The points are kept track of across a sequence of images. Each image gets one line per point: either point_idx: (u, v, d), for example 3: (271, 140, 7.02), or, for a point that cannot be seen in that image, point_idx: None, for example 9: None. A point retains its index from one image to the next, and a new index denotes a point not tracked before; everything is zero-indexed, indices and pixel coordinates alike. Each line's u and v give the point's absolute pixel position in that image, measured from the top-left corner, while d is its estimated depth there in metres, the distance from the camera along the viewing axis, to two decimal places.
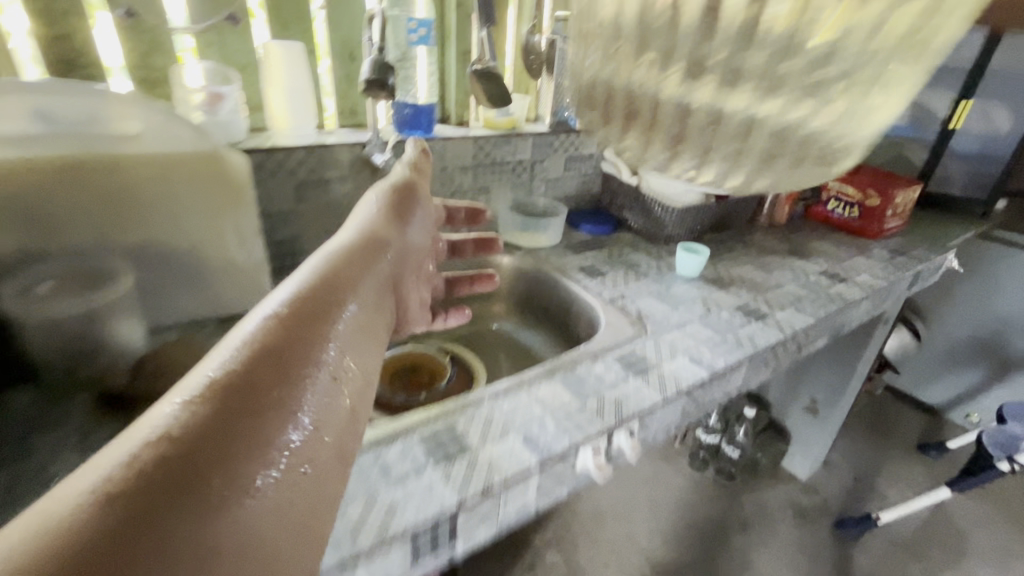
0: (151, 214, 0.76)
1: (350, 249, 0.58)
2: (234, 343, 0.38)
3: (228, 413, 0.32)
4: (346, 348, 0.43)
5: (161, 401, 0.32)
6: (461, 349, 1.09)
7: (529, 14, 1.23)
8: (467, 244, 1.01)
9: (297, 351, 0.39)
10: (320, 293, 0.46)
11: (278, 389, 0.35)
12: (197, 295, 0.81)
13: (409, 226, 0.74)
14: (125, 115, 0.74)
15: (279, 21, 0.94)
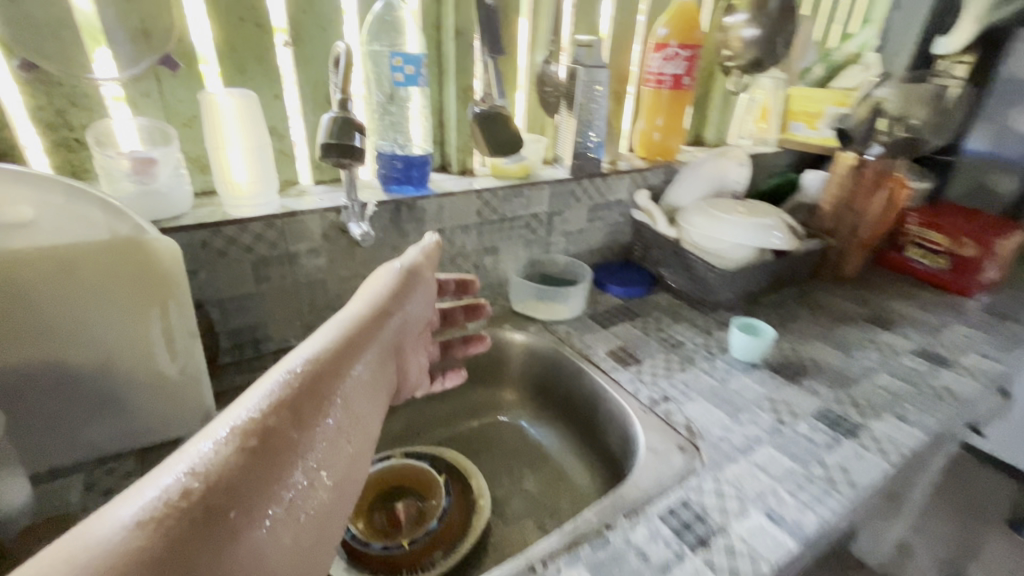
0: (49, 327, 0.58)
1: (362, 314, 0.58)
2: (263, 391, 0.45)
3: (255, 456, 0.39)
4: (342, 428, 0.47)
5: (204, 439, 0.40)
6: (458, 454, 0.85)
7: (545, 41, 1.03)
8: (457, 312, 0.81)
9: (313, 407, 0.45)
10: (330, 371, 0.49)
11: (292, 443, 0.42)
12: (115, 422, 0.64)
13: (415, 294, 0.65)
14: (12, 197, 0.55)
15: (234, 64, 0.76)
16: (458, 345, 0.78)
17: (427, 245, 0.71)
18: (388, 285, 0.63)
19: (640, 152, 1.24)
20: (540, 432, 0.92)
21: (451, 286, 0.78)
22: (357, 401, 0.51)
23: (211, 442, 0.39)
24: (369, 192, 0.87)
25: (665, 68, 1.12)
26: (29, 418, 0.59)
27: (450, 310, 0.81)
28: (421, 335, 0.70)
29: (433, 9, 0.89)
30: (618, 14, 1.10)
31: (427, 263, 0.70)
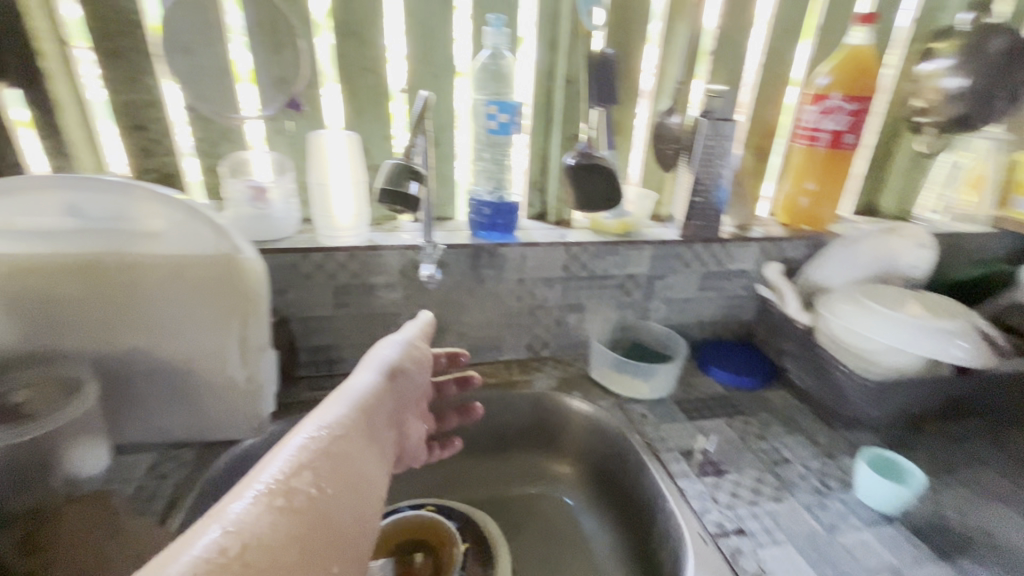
0: (157, 323, 0.69)
1: (374, 379, 0.58)
2: (288, 450, 0.45)
3: (285, 517, 0.40)
4: (361, 487, 0.48)
5: (232, 502, 0.39)
6: (492, 523, 0.77)
7: (671, 90, 0.95)
8: (448, 384, 0.76)
9: (336, 471, 0.46)
10: (349, 431, 0.50)
11: (318, 504, 0.43)
12: (190, 416, 0.73)
13: (422, 360, 0.65)
14: (150, 213, 0.67)
15: (353, 108, 0.84)
16: (453, 418, 0.75)
17: (426, 322, 0.70)
18: (402, 348, 0.64)
19: (781, 217, 1.05)
20: (589, 523, 0.81)
21: (446, 356, 0.76)
22: (373, 460, 0.51)
23: (238, 504, 0.39)
24: (455, 235, 0.87)
25: (824, 124, 0.93)
26: (129, 395, 0.70)
27: (440, 382, 0.76)
28: (419, 405, 0.68)
29: (547, 59, 0.87)
30: (767, 62, 0.97)
31: (425, 337, 0.69)
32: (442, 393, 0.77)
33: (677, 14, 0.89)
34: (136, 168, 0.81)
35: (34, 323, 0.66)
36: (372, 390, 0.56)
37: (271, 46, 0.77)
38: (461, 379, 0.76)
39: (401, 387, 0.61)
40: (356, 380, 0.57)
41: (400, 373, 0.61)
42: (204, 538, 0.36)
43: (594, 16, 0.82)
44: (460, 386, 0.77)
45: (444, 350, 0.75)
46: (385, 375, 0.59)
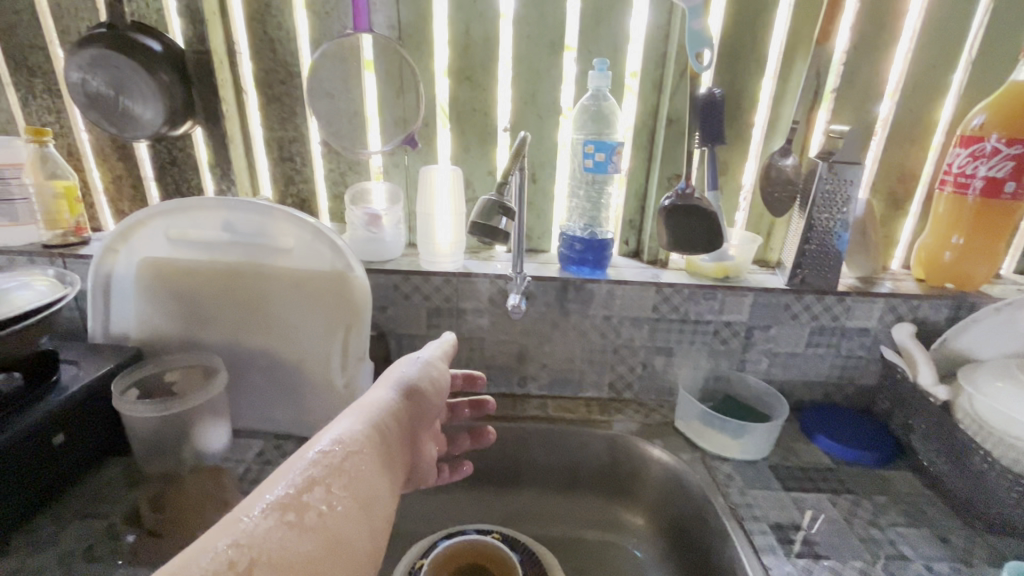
0: (278, 326, 0.80)
1: (386, 398, 0.59)
2: (301, 466, 0.48)
3: (292, 531, 0.42)
4: (369, 505, 0.50)
5: (241, 515, 0.42)
6: (555, 563, 0.75)
7: (787, 128, 0.89)
8: (463, 407, 0.76)
9: (344, 489, 0.48)
10: (361, 447, 0.52)
11: (328, 519, 0.45)
12: (295, 413, 0.81)
13: (443, 379, 0.65)
14: (285, 231, 0.79)
15: (461, 145, 0.91)
16: (465, 441, 0.74)
17: (449, 343, 0.71)
18: (421, 365, 0.64)
19: (917, 272, 0.92)
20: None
21: (463, 378, 0.75)
22: (384, 476, 0.53)
23: (251, 516, 0.42)
24: (545, 267, 0.89)
25: (976, 169, 0.80)
26: (251, 386, 0.81)
27: (454, 405, 0.76)
28: (437, 425, 0.69)
29: (650, 99, 0.87)
30: (904, 100, 0.87)
31: (445, 357, 0.69)
32: (456, 416, 0.77)
33: (797, 51, 0.85)
34: (281, 193, 0.96)
35: (190, 317, 0.81)
36: (387, 409, 0.58)
37: (396, 90, 0.86)
38: (476, 403, 0.76)
39: (420, 405, 0.62)
40: (373, 398, 0.58)
41: (418, 391, 0.61)
42: (214, 550, 0.38)
43: (703, 58, 0.76)
44: (475, 410, 0.77)
45: (461, 372, 0.74)
46: (401, 395, 0.60)
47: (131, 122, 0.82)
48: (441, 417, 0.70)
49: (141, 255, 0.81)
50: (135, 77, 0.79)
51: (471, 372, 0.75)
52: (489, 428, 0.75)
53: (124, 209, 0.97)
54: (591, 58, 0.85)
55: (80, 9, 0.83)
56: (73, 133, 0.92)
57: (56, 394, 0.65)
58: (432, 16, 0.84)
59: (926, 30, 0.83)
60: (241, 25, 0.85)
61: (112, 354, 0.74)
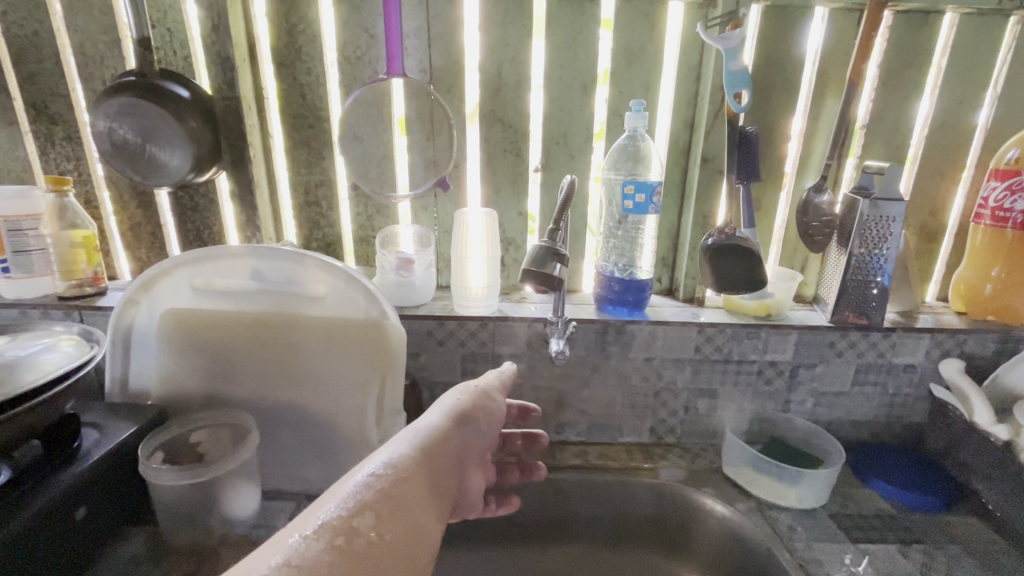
0: (310, 378, 0.76)
1: (439, 424, 0.55)
2: (349, 488, 0.44)
3: (340, 557, 0.38)
4: (420, 538, 0.45)
5: (290, 536, 0.39)
6: None
7: (819, 164, 0.89)
8: (515, 438, 0.74)
9: (393, 516, 0.44)
10: (412, 475, 0.48)
11: (373, 548, 0.40)
12: (326, 471, 0.77)
13: (493, 410, 0.61)
14: (316, 278, 0.76)
15: (492, 186, 0.90)
16: (514, 474, 0.70)
17: (505, 372, 0.66)
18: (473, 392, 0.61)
19: (957, 304, 0.91)
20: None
21: (517, 409, 0.71)
22: (432, 506, 0.48)
23: (299, 538, 0.39)
24: (582, 309, 0.87)
25: (1014, 203, 0.80)
26: (280, 444, 0.77)
27: (507, 435, 0.74)
28: (486, 456, 0.64)
29: (682, 138, 0.87)
30: (933, 134, 0.88)
31: (502, 387, 0.65)
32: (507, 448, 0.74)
33: (827, 88, 0.85)
34: (306, 238, 0.93)
35: (217, 371, 0.77)
36: (437, 435, 0.53)
37: (426, 133, 0.85)
38: (530, 436, 0.74)
39: (471, 433, 0.57)
40: (425, 421, 0.55)
41: (469, 418, 0.58)
42: (263, 569, 0.35)
43: (741, 98, 0.77)
44: (527, 442, 0.75)
45: (516, 403, 0.71)
46: (454, 420, 0.56)
47: (156, 170, 0.80)
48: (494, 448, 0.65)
49: (164, 307, 0.77)
50: (163, 125, 0.77)
51: (525, 404, 0.72)
52: (540, 463, 0.72)
53: (142, 256, 0.94)
54: (623, 98, 0.85)
55: (106, 58, 0.82)
56: (92, 180, 0.89)
57: (78, 462, 0.60)
58: (464, 60, 0.83)
59: (952, 68, 0.85)
60: (270, 71, 0.84)
61: (133, 414, 0.70)
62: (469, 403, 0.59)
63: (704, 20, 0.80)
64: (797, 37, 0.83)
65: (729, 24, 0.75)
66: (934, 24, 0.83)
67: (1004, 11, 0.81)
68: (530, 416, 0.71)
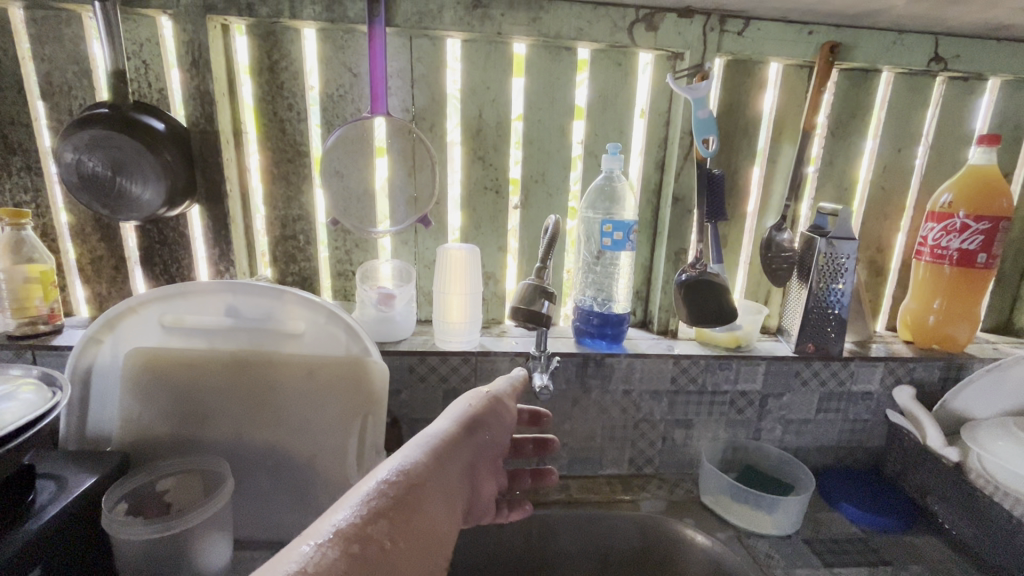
0: (289, 419, 0.74)
1: (447, 432, 0.55)
2: (361, 494, 0.44)
3: (355, 563, 0.38)
4: (432, 544, 0.45)
5: (303, 544, 0.39)
6: None
7: (778, 205, 0.95)
8: (526, 443, 0.75)
9: (406, 522, 0.43)
10: (423, 481, 0.48)
11: (386, 553, 0.40)
12: (304, 515, 0.74)
13: (503, 413, 0.64)
14: (294, 315, 0.75)
15: (472, 222, 0.91)
16: (526, 478, 0.72)
17: (516, 378, 0.70)
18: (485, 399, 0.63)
19: (904, 333, 0.99)
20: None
21: (529, 412, 0.75)
22: (445, 510, 0.48)
23: (313, 546, 0.38)
24: (562, 343, 0.88)
25: (950, 242, 0.87)
26: (255, 490, 0.74)
27: (518, 440, 0.75)
28: (497, 463, 0.64)
29: (653, 178, 0.92)
30: (877, 178, 0.96)
31: (512, 393, 0.68)
32: (520, 452, 0.76)
33: (784, 135, 0.92)
34: (281, 272, 0.91)
35: (188, 414, 0.73)
36: (448, 440, 0.54)
37: (409, 169, 0.86)
38: (540, 442, 0.76)
39: (480, 439, 0.59)
40: (435, 429, 0.56)
41: (478, 424, 0.59)
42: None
43: (708, 143, 0.82)
44: (538, 447, 0.76)
45: (528, 408, 0.75)
46: (462, 428, 0.57)
47: (126, 204, 0.77)
48: (502, 457, 0.65)
49: (128, 346, 0.74)
50: (135, 157, 0.75)
51: (537, 408, 0.75)
52: (551, 467, 0.74)
53: (102, 291, 0.90)
54: (599, 140, 0.89)
55: (74, 88, 0.80)
56: (51, 212, 0.85)
57: (34, 518, 0.55)
58: (446, 101, 0.86)
59: (890, 120, 0.94)
60: (250, 106, 0.84)
61: (95, 463, 0.65)
62: (478, 409, 0.61)
63: (672, 71, 0.86)
64: (756, 89, 0.90)
65: (696, 76, 0.80)
66: (873, 81, 0.92)
67: (931, 72, 0.91)
68: (541, 420, 0.75)
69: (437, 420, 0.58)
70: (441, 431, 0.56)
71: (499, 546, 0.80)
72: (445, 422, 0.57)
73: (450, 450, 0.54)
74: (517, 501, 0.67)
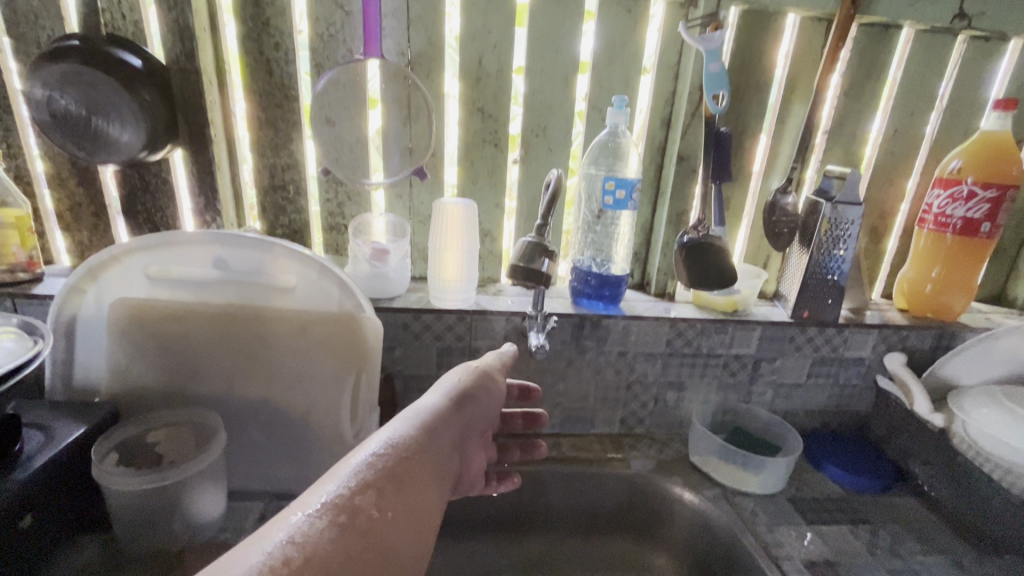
0: (280, 373, 0.73)
1: (439, 404, 0.55)
2: (350, 467, 0.44)
3: (343, 534, 0.38)
4: (422, 515, 0.45)
5: (290, 516, 0.39)
6: None
7: (785, 167, 0.93)
8: (516, 418, 0.76)
9: (395, 495, 0.43)
10: (414, 452, 0.48)
11: (375, 523, 0.40)
12: (297, 468, 0.74)
13: (494, 387, 0.63)
14: (284, 268, 0.73)
15: (470, 176, 0.88)
16: (515, 453, 0.72)
17: (505, 354, 0.69)
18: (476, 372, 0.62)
19: (900, 302, 0.98)
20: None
21: (517, 389, 0.74)
22: (434, 480, 0.48)
23: (302, 516, 0.38)
24: (559, 302, 0.87)
25: (954, 210, 0.86)
26: (247, 443, 0.73)
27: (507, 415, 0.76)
28: (487, 436, 0.64)
29: (659, 135, 0.89)
30: (887, 142, 0.93)
31: (502, 368, 0.67)
32: (509, 426, 0.76)
33: (796, 94, 0.89)
34: (270, 224, 0.88)
35: (177, 366, 0.72)
36: (438, 413, 0.54)
37: (404, 119, 0.82)
38: (530, 417, 0.76)
39: (470, 413, 0.58)
40: (425, 403, 0.55)
41: (468, 397, 0.59)
42: (267, 549, 0.35)
43: (719, 99, 0.78)
44: (528, 421, 0.76)
45: (517, 383, 0.75)
46: (453, 400, 0.56)
47: (103, 146, 0.73)
48: (493, 430, 0.65)
49: (113, 296, 0.71)
50: (112, 96, 0.70)
51: (526, 384, 0.75)
52: (540, 442, 0.74)
53: (82, 240, 0.86)
54: (604, 93, 0.85)
55: (41, 17, 0.74)
56: (24, 153, 0.81)
57: (21, 470, 0.54)
58: (444, 46, 0.81)
59: (905, 82, 0.90)
60: (234, 45, 0.79)
61: (83, 413, 0.64)
62: (468, 383, 0.60)
63: (686, 20, 0.81)
64: (770, 44, 0.86)
65: (710, 26, 0.76)
66: (893, 39, 0.88)
67: (953, 31, 0.87)
68: (531, 396, 0.74)
69: (428, 392, 0.58)
70: (431, 404, 0.55)
71: (490, 500, 0.82)
72: (437, 395, 0.57)
73: (440, 422, 0.53)
74: (506, 474, 0.68)
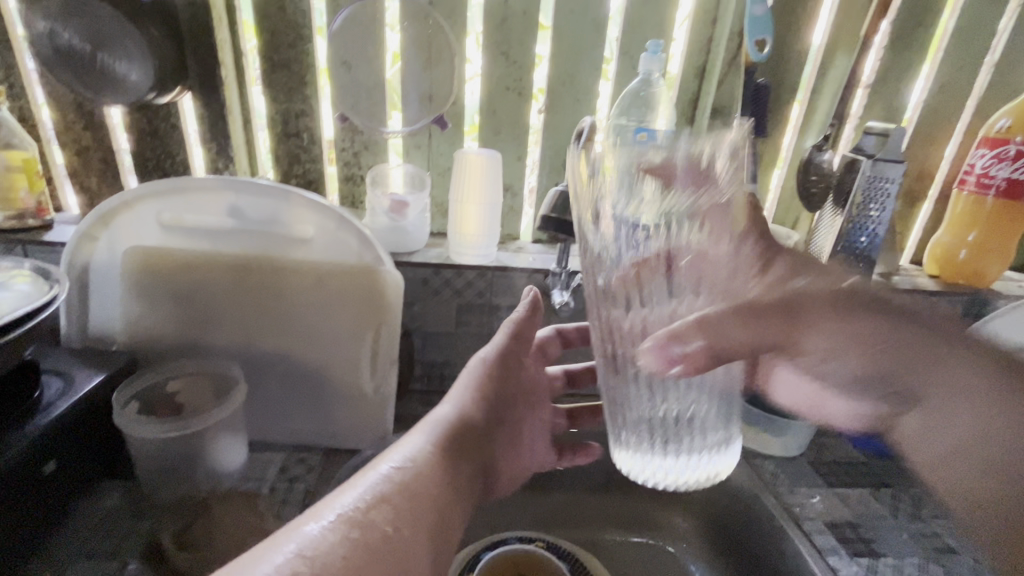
0: (297, 326, 0.71)
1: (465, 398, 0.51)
2: (368, 477, 0.42)
3: (356, 553, 0.35)
4: (443, 526, 0.42)
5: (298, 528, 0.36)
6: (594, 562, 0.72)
7: (822, 123, 0.88)
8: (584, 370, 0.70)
9: (412, 507, 0.40)
10: (437, 459, 0.45)
11: (386, 541, 0.37)
12: (317, 421, 0.73)
13: (525, 366, 0.58)
14: (301, 218, 0.71)
15: (492, 127, 0.84)
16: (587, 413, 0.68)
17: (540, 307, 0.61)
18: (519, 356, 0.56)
19: (931, 268, 0.95)
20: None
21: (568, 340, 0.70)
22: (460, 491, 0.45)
23: (312, 530, 0.36)
24: (581, 261, 0.85)
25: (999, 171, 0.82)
26: (266, 395, 0.72)
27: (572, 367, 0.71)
28: (536, 418, 0.61)
29: (691, 87, 0.84)
30: (932, 98, 0.88)
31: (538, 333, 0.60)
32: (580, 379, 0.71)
33: (840, 43, 0.83)
34: (283, 174, 0.85)
35: (192, 316, 0.70)
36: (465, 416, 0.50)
37: (423, 62, 0.78)
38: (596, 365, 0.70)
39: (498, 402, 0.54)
40: (453, 404, 0.51)
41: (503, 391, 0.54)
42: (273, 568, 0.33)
43: (761, 46, 0.75)
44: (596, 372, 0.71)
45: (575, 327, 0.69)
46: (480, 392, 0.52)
47: (109, 85, 0.69)
48: (538, 404, 0.61)
49: (126, 244, 0.70)
50: (117, 31, 0.66)
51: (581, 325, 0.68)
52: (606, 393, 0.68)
53: (91, 187, 0.83)
54: (635, 38, 0.80)
55: None
56: (27, 93, 0.77)
57: (43, 417, 0.53)
58: None
59: (957, 32, 0.84)
60: None
61: (101, 360, 0.64)
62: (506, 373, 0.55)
63: None
64: None
65: None
66: None
67: None
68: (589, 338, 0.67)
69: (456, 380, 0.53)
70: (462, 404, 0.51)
71: None
72: (461, 383, 0.53)
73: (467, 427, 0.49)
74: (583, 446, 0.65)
